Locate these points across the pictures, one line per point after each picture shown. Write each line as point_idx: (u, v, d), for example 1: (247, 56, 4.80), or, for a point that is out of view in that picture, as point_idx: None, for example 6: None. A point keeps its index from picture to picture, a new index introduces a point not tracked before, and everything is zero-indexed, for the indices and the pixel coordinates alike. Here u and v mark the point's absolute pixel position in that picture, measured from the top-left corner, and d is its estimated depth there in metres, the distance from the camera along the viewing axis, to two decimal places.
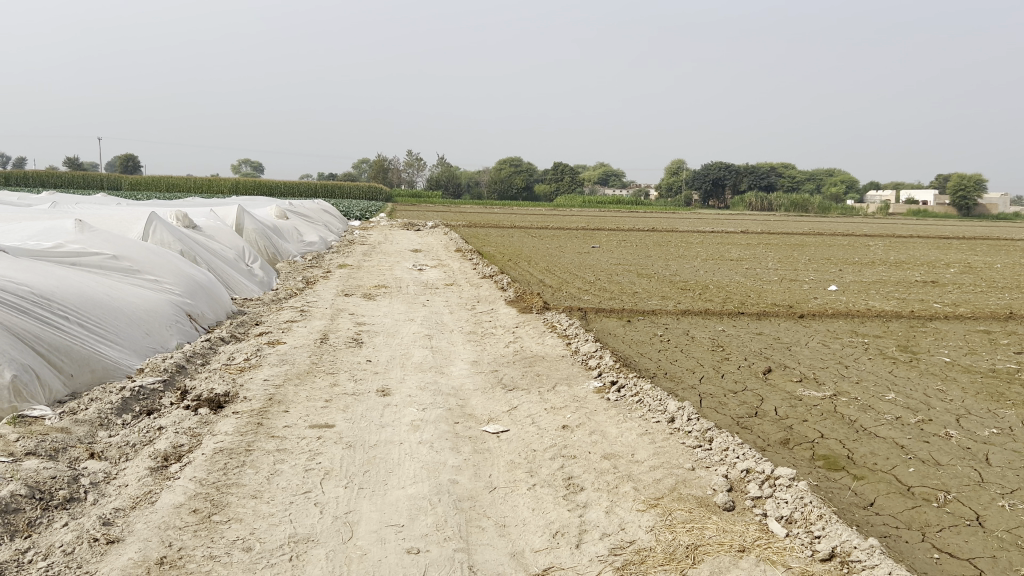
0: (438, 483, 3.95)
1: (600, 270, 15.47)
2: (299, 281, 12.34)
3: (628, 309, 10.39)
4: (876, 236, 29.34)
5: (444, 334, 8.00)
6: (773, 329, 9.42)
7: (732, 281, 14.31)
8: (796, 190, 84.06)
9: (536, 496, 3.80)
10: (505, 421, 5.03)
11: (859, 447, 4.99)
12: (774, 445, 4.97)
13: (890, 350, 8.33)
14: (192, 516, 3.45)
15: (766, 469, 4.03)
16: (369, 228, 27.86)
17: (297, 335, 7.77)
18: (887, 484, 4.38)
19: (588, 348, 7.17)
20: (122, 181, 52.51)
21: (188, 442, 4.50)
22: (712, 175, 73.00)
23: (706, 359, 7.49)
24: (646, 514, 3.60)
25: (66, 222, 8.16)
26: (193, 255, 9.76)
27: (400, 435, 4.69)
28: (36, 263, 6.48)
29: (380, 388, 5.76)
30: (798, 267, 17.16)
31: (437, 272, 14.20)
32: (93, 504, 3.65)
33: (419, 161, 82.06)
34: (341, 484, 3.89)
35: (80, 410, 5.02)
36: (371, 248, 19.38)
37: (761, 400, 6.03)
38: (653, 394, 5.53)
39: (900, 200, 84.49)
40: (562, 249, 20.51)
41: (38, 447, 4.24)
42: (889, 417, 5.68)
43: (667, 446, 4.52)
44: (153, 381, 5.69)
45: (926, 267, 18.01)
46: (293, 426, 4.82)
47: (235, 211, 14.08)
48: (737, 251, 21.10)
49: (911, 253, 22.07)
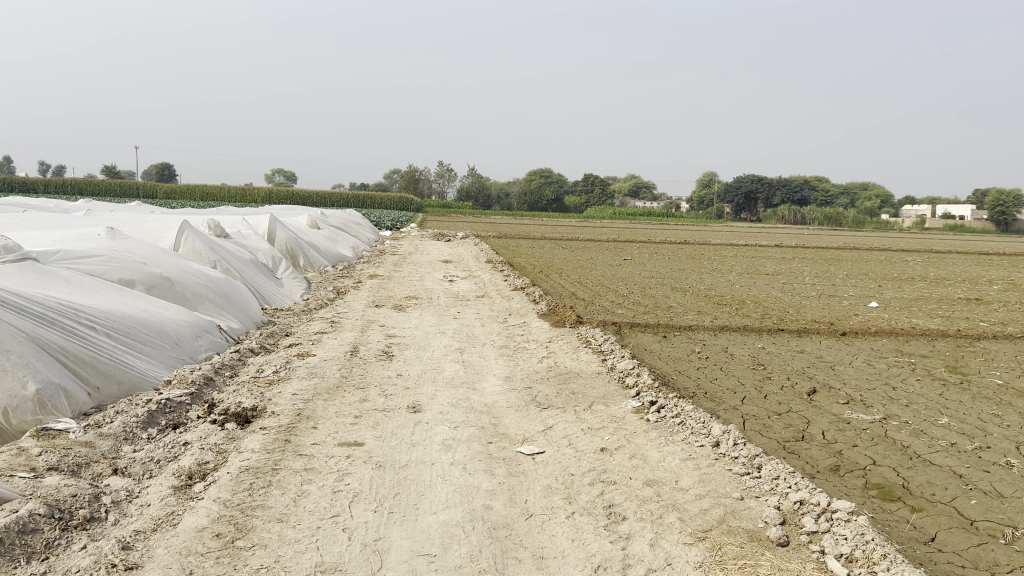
0: (472, 509, 3.75)
1: (634, 284, 15.21)
2: (331, 291, 12.23)
3: (664, 324, 10.16)
4: (915, 251, 28.70)
5: (476, 348, 7.82)
6: (815, 347, 9.13)
7: (769, 296, 13.99)
8: (829, 203, 82.93)
9: (576, 526, 3.59)
10: (540, 442, 4.83)
11: (915, 475, 4.73)
12: (824, 472, 4.73)
13: (938, 370, 8.01)
14: (214, 541, 3.30)
15: (821, 502, 3.78)
16: (401, 238, 27.84)
17: (327, 347, 7.64)
18: (949, 517, 4.12)
19: (625, 365, 6.94)
20: (158, 190, 53.39)
21: (213, 460, 4.35)
22: (744, 188, 72.22)
23: (747, 378, 7.23)
24: (694, 548, 3.38)
25: (96, 231, 8.09)
26: (224, 266, 9.67)
27: (432, 456, 4.51)
28: (65, 271, 6.42)
29: (410, 404, 5.59)
30: (837, 283, 16.79)
31: (468, 283, 14.05)
32: (113, 524, 3.51)
33: (449, 172, 82.53)
34: (370, 508, 3.71)
35: (106, 423, 4.89)
36: (402, 258, 19.27)
37: (807, 423, 5.78)
38: (696, 415, 5.31)
39: (937, 213, 83.23)
40: (594, 261, 20.29)
41: (60, 462, 4.11)
42: (943, 443, 5.40)
43: (713, 473, 4.28)
44: (180, 394, 5.57)
45: (970, 284, 17.49)
46: (321, 443, 4.66)
47: (267, 221, 14.06)
48: (775, 265, 20.70)
49: (954, 268, 21.57)
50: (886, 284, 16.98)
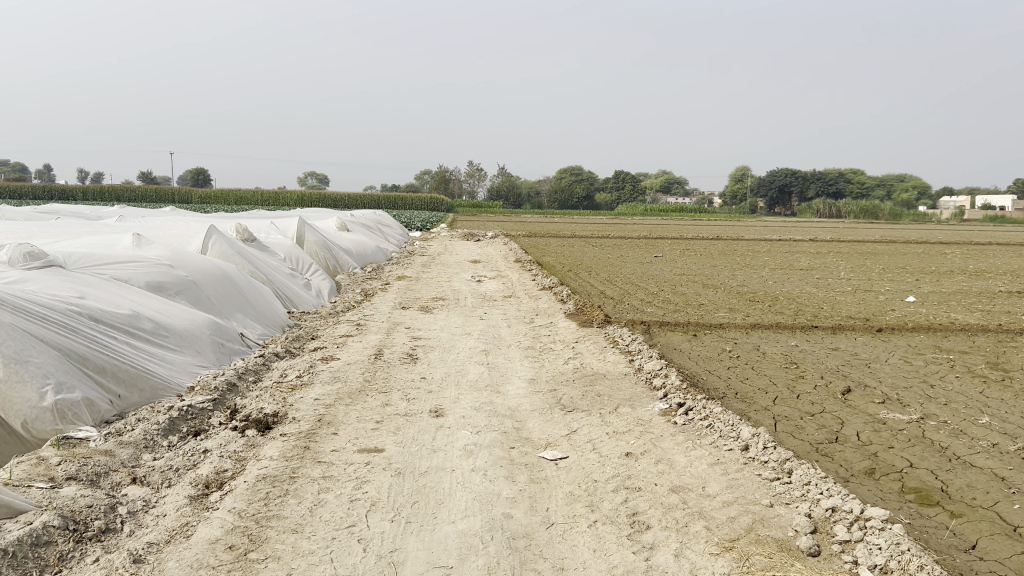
0: (491, 518, 3.65)
1: (664, 281, 15.02)
2: (357, 293, 12.19)
3: (694, 322, 9.98)
4: (953, 244, 28.09)
5: (501, 350, 7.72)
6: (850, 344, 8.90)
7: (804, 293, 13.71)
8: (865, 196, 81.69)
9: (597, 536, 3.48)
10: (563, 446, 4.72)
11: (955, 478, 4.54)
12: (858, 475, 4.55)
13: (979, 367, 7.75)
14: (227, 553, 3.24)
15: (855, 509, 3.63)
16: (431, 238, 27.95)
17: (352, 350, 7.59)
18: (990, 523, 3.94)
19: (652, 365, 6.80)
20: (192, 195, 54.14)
21: (231, 468, 4.31)
22: (778, 182, 71.29)
23: (780, 377, 7.06)
24: (721, 559, 3.25)
25: (122, 235, 8.13)
26: (252, 271, 9.69)
27: (452, 462, 4.42)
28: (89, 277, 6.45)
29: (433, 409, 5.50)
30: (872, 277, 16.44)
31: (496, 283, 13.98)
32: (128, 536, 3.46)
33: (479, 173, 82.73)
34: (387, 518, 3.63)
35: (127, 431, 4.86)
36: (431, 258, 19.25)
37: (841, 424, 5.60)
38: (725, 417, 5.16)
39: (977, 205, 81.53)
40: (624, 259, 20.08)
41: (79, 471, 4.09)
42: (984, 444, 5.20)
43: (741, 479, 4.14)
44: (202, 400, 5.54)
45: (1010, 277, 17.04)
46: (340, 450, 4.59)
47: (295, 223, 14.07)
48: (809, 261, 20.32)
49: (995, 261, 21.01)
50: (924, 277, 16.59)
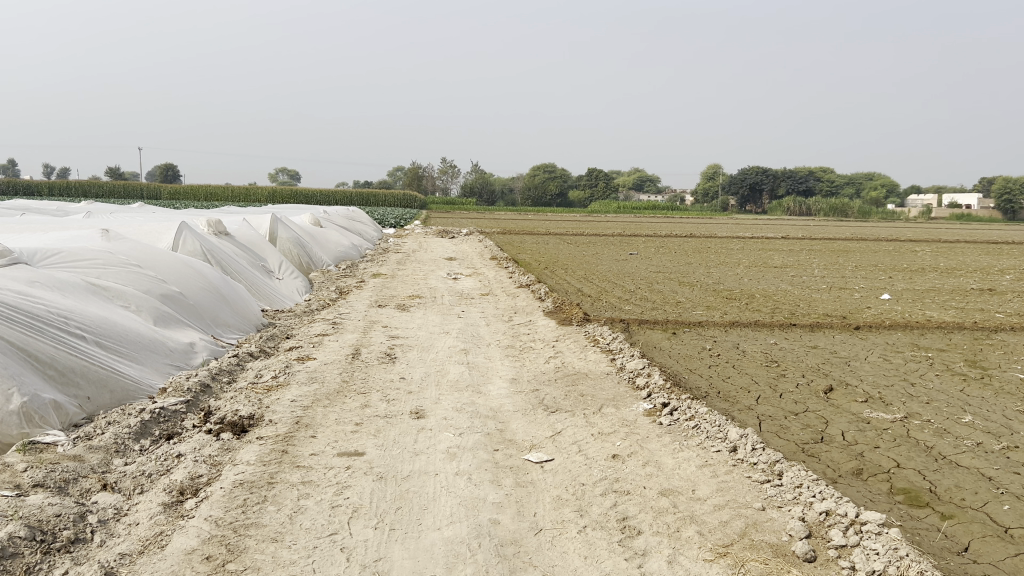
0: (478, 525, 3.54)
1: (640, 279, 14.98)
2: (332, 291, 12.00)
3: (673, 321, 9.92)
4: (920, 241, 28.53)
5: (481, 349, 7.61)
6: (828, 342, 8.89)
7: (779, 290, 13.73)
8: (834, 194, 82.65)
9: (588, 542, 3.38)
10: (548, 449, 4.62)
11: (943, 479, 4.50)
12: (846, 476, 4.50)
13: (957, 365, 7.78)
14: (204, 564, 3.10)
15: (849, 513, 3.58)
16: (405, 235, 27.74)
17: (328, 350, 7.44)
18: (981, 524, 3.89)
19: (635, 364, 6.72)
20: (162, 191, 53.36)
21: (206, 473, 4.17)
22: (749, 180, 71.77)
23: (761, 375, 7.03)
24: (715, 565, 3.17)
25: (90, 232, 7.91)
26: (224, 269, 9.48)
27: (435, 465, 4.31)
28: (57, 274, 6.23)
29: (414, 410, 5.38)
30: (846, 274, 16.56)
31: (472, 281, 13.85)
32: (98, 547, 3.31)
33: (453, 170, 82.50)
34: (370, 524, 3.51)
35: (97, 435, 4.69)
36: (406, 256, 19.07)
37: (825, 423, 5.56)
38: (711, 417, 5.09)
39: (943, 203, 82.85)
40: (599, 256, 20.09)
41: (47, 478, 3.92)
42: (969, 443, 5.17)
43: (731, 481, 4.07)
44: (175, 402, 5.37)
45: (981, 274, 17.23)
46: (319, 453, 4.46)
47: (268, 220, 13.83)
48: (784, 258, 20.44)
49: (965, 258, 21.34)
50: (896, 275, 16.73)
